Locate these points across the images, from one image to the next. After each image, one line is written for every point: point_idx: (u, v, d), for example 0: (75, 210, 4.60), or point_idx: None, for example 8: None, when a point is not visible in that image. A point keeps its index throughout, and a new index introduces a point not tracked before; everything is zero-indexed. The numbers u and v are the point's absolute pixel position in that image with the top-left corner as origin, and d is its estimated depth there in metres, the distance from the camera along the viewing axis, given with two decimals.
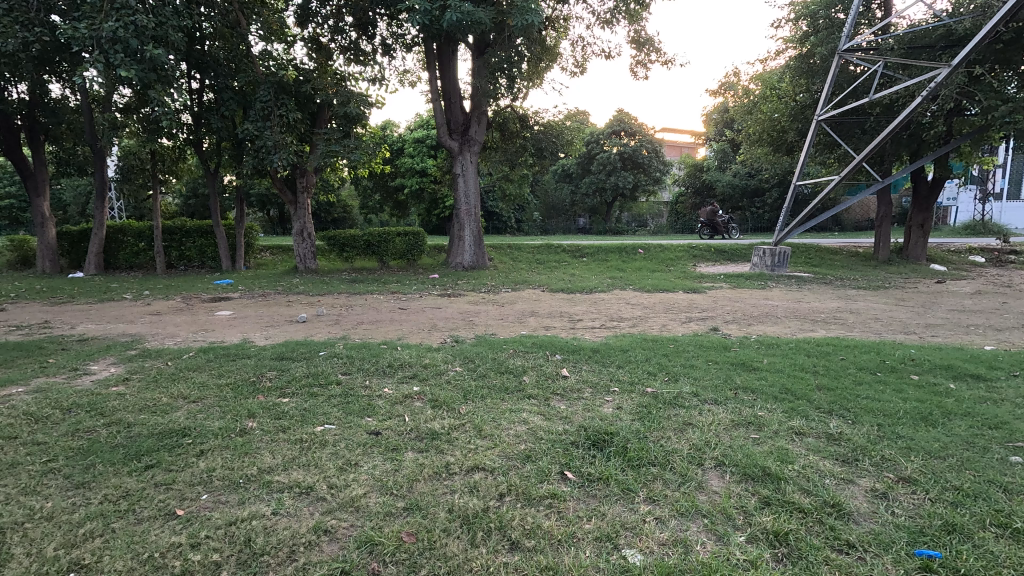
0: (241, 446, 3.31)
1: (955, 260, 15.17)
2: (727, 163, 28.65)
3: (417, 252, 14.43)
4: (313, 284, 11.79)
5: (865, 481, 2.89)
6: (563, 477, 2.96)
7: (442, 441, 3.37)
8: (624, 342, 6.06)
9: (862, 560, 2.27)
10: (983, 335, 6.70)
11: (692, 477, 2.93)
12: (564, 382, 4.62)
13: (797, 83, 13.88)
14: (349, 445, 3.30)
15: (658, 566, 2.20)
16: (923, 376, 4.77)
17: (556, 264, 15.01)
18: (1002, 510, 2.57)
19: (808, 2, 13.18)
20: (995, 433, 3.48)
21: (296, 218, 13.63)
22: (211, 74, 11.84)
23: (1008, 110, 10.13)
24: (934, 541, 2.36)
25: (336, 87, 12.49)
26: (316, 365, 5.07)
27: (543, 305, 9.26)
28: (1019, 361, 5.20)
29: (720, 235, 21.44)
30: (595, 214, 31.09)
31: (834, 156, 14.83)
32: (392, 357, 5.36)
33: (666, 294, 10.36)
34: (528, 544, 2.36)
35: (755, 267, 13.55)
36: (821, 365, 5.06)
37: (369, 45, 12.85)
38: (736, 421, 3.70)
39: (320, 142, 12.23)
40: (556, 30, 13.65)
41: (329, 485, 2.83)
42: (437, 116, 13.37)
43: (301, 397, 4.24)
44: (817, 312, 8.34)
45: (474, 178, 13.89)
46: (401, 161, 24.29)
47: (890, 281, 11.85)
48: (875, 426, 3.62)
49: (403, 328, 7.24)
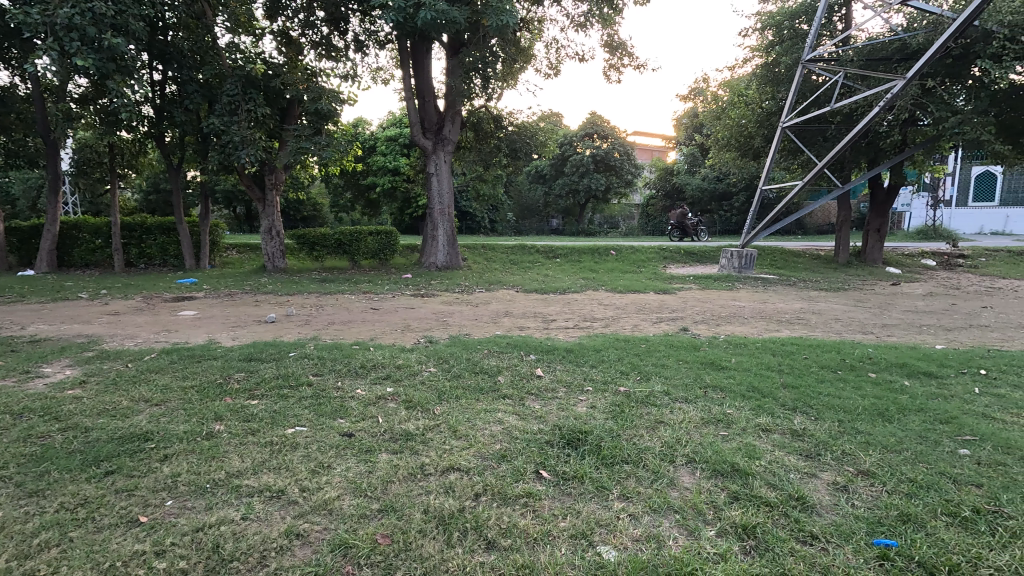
0: (208, 450, 3.21)
1: (909, 263, 15.90)
2: (696, 167, 29.33)
3: (390, 252, 14.26)
4: (282, 283, 11.53)
5: (827, 474, 3.01)
6: (538, 476, 2.98)
7: (416, 442, 3.35)
8: (597, 341, 6.15)
9: (825, 550, 2.36)
10: (934, 335, 7.06)
11: (664, 474, 2.99)
12: (539, 382, 4.65)
13: (764, 91, 14.32)
14: (321, 447, 3.25)
15: (632, 562, 2.24)
16: (880, 374, 5.00)
17: (530, 265, 15.09)
18: (951, 500, 2.72)
19: (773, 13, 13.63)
20: (945, 427, 3.67)
21: (264, 216, 13.29)
22: (174, 66, 11.45)
23: (957, 121, 10.66)
24: (891, 531, 2.48)
25: (307, 83, 12.22)
26: (286, 366, 4.97)
27: (517, 305, 9.31)
28: (968, 360, 5.50)
29: (689, 237, 21.91)
30: (568, 215, 31.34)
31: (798, 162, 15.37)
32: (365, 357, 5.30)
33: (638, 295, 10.56)
34: (504, 543, 2.37)
35: (723, 269, 13.93)
36: (785, 364, 5.23)
37: (341, 41, 12.63)
38: (706, 419, 3.79)
39: (290, 139, 11.95)
40: (531, 32, 13.65)
41: (300, 488, 2.78)
42: (410, 115, 13.25)
43: (271, 398, 4.15)
44: (782, 312, 8.64)
45: (447, 177, 13.82)
46: (373, 159, 24.01)
47: (849, 283, 12.33)
48: (835, 421, 3.77)
49: (376, 328, 7.18)
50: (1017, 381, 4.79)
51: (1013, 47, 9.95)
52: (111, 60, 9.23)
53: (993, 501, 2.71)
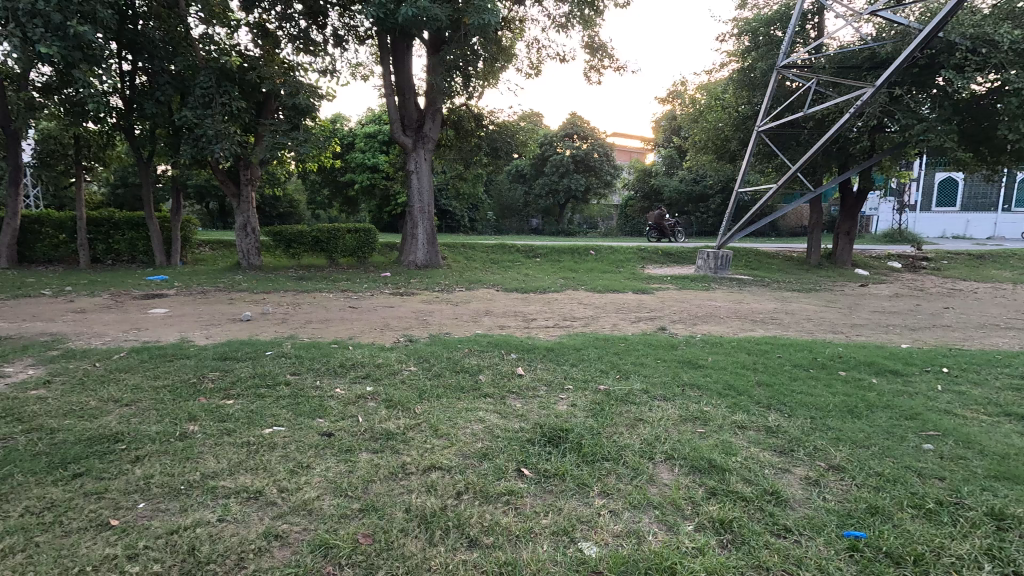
0: (182, 451, 3.13)
1: (876, 265, 16.44)
2: (674, 168, 29.74)
3: (369, 250, 14.10)
4: (258, 281, 11.30)
5: (800, 469, 3.10)
6: (519, 474, 3.00)
7: (397, 441, 3.33)
8: (577, 340, 6.18)
9: (798, 542, 2.43)
10: (900, 334, 7.32)
11: (643, 470, 3.03)
12: (520, 380, 4.67)
13: (740, 95, 14.61)
14: (300, 447, 3.21)
15: (613, 557, 2.27)
16: (850, 371, 5.17)
17: (510, 264, 15.11)
18: (916, 493, 2.83)
19: (749, 19, 13.91)
20: (910, 423, 3.82)
21: (239, 212, 13.02)
22: (145, 56, 11.10)
23: (923, 129, 11.05)
24: (861, 523, 2.57)
25: (283, 77, 11.98)
26: (263, 365, 4.87)
27: (497, 304, 9.29)
28: (931, 358, 5.73)
29: (667, 238, 22.20)
30: (548, 215, 31.43)
31: (772, 165, 15.73)
32: (344, 356, 5.22)
33: (617, 295, 10.67)
34: (486, 540, 2.38)
35: (699, 269, 14.17)
36: (760, 362, 5.35)
37: (319, 35, 12.43)
38: (683, 417, 3.86)
39: (267, 134, 11.70)
40: (511, 31, 13.65)
41: (279, 489, 2.73)
42: (390, 112, 13.11)
43: (248, 398, 4.07)
44: (756, 312, 8.84)
45: (428, 175, 13.73)
46: (352, 155, 23.69)
47: (820, 284, 12.68)
48: (808, 418, 3.89)
49: (355, 327, 7.09)
50: (977, 379, 5.00)
51: (975, 59, 10.36)
52: (78, 49, 8.92)
53: (955, 494, 2.82)
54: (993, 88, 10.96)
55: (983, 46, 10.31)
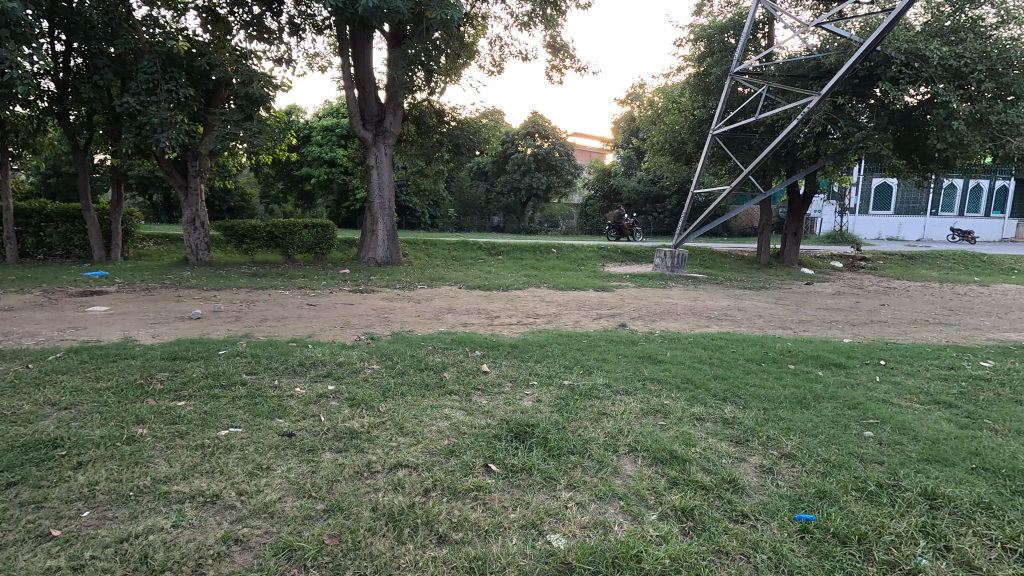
0: (130, 456, 2.97)
1: (820, 265, 17.35)
2: (632, 169, 30.40)
3: (327, 246, 13.71)
4: (208, 277, 10.80)
5: (755, 458, 3.25)
6: (487, 469, 3.01)
7: (361, 440, 3.27)
8: (540, 337, 6.24)
9: (754, 527, 2.55)
10: (842, 329, 7.77)
11: (608, 463, 3.10)
12: (485, 377, 4.67)
13: (696, 99, 15.08)
14: (259, 449, 3.10)
15: (581, 548, 2.31)
16: (798, 365, 5.46)
17: (472, 261, 15.05)
18: (860, 477, 3.02)
19: (704, 25, 14.39)
20: (853, 412, 4.07)
21: (187, 205, 12.41)
22: (80, 36, 10.39)
23: (862, 136, 11.74)
24: (810, 506, 2.72)
25: (236, 64, 11.47)
26: (216, 365, 4.67)
27: (460, 302, 9.26)
28: (871, 351, 6.11)
29: (626, 237, 22.67)
30: (509, 213, 31.49)
31: (725, 168, 16.35)
32: (303, 355, 5.07)
33: (578, 292, 10.84)
34: (456, 537, 2.37)
35: (657, 268, 14.54)
36: (715, 357, 5.58)
37: (274, 22, 11.96)
38: (646, 410, 3.97)
39: (217, 124, 11.18)
40: (474, 27, 13.54)
41: (238, 492, 2.63)
42: (350, 105, 12.79)
43: (200, 399, 3.89)
44: (711, 309, 9.19)
45: (388, 171, 13.48)
46: (308, 149, 23.00)
47: (770, 282, 13.26)
48: (761, 409, 4.08)
49: (313, 325, 6.89)
50: (909, 370, 5.39)
51: (909, 72, 11.10)
52: (4, 25, 8.28)
53: (893, 476, 3.03)
54: (923, 100, 11.79)
55: (915, 60, 11.05)
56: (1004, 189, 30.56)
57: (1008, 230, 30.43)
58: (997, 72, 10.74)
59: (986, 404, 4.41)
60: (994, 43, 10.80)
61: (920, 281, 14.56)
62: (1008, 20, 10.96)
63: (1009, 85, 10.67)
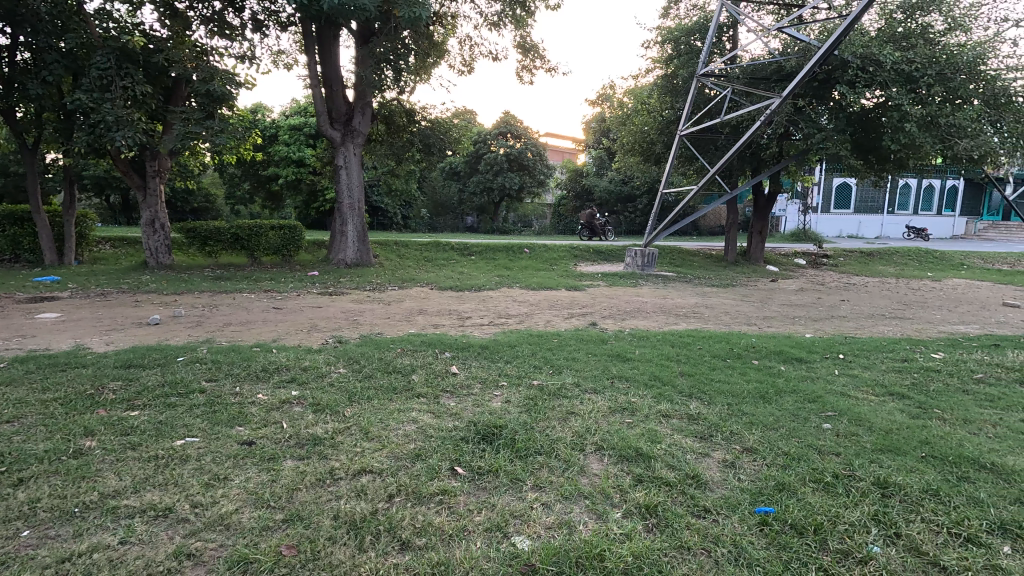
0: (77, 470, 2.83)
1: (785, 262, 17.85)
2: (604, 169, 30.71)
3: (294, 248, 13.39)
4: (169, 281, 10.45)
5: (718, 453, 3.32)
6: (453, 472, 2.97)
7: (325, 446, 3.20)
8: (511, 337, 6.22)
9: (716, 522, 2.59)
10: (804, 324, 8.02)
11: (575, 462, 3.11)
12: (454, 379, 4.63)
13: (664, 100, 15.34)
14: (216, 458, 3.00)
15: (545, 549, 2.31)
16: (762, 360, 5.61)
17: (444, 262, 14.92)
18: (818, 469, 3.10)
19: (671, 28, 14.65)
20: (812, 405, 4.19)
21: (145, 206, 11.98)
22: (27, 30, 9.88)
23: (822, 138, 12.16)
24: (770, 499, 2.78)
25: (196, 61, 11.10)
26: (174, 372, 4.51)
27: (431, 302, 9.20)
28: (830, 345, 6.32)
29: (598, 236, 22.87)
30: (482, 213, 31.36)
31: (693, 168, 16.68)
32: (266, 360, 4.94)
33: (550, 292, 10.87)
34: (418, 542, 2.34)
35: (628, 267, 14.72)
36: (682, 354, 5.66)
37: (236, 18, 11.63)
38: (613, 408, 4.00)
39: (177, 122, 10.76)
40: (443, 27, 13.44)
41: (193, 504, 2.54)
42: (316, 104, 12.52)
43: (155, 409, 3.74)
44: (680, 307, 9.35)
45: (357, 171, 13.26)
46: (275, 149, 22.48)
47: (737, 280, 13.58)
48: (725, 404, 4.16)
49: (279, 329, 6.73)
50: (866, 363, 5.60)
51: (864, 76, 11.51)
52: None
53: (848, 467, 3.13)
54: (878, 103, 12.26)
55: (870, 65, 11.48)
56: (954, 189, 32.16)
57: (958, 227, 31.93)
58: (946, 76, 11.25)
59: (935, 393, 4.61)
60: (943, 49, 11.32)
61: (878, 277, 15.14)
62: (955, 28, 11.50)
63: (957, 89, 11.20)
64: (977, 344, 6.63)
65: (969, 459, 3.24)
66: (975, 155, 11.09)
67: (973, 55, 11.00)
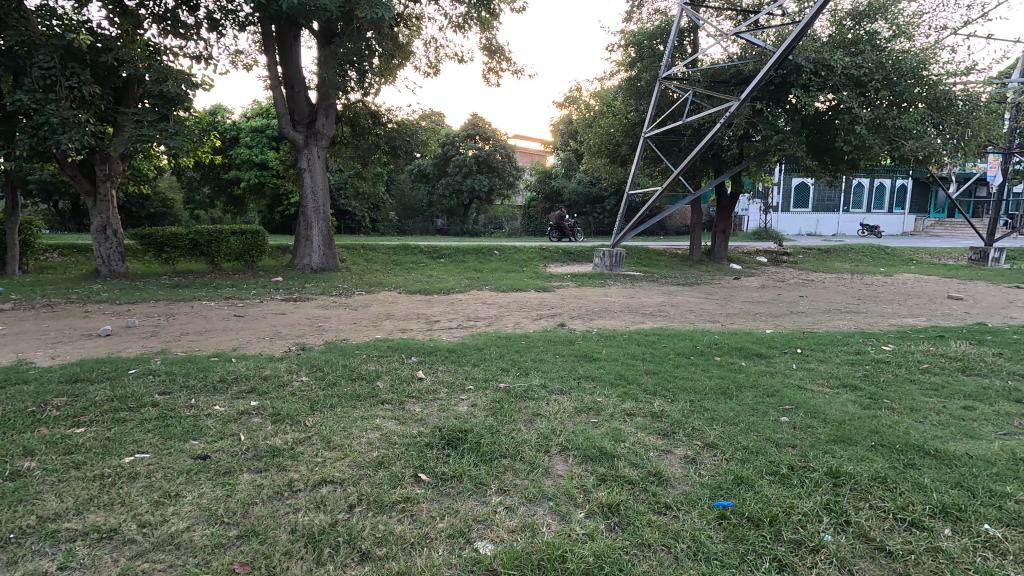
0: (12, 493, 2.67)
1: (747, 260, 18.37)
2: (572, 170, 31.00)
3: (257, 253, 13.02)
4: (122, 290, 10.00)
5: (680, 449, 3.38)
6: (416, 479, 2.93)
7: (284, 457, 3.12)
8: (479, 340, 6.19)
9: (676, 518, 2.63)
10: (765, 321, 8.26)
11: (540, 463, 3.12)
12: (419, 384, 4.57)
13: (629, 102, 15.58)
14: (168, 475, 2.87)
15: (507, 553, 2.30)
16: (724, 356, 5.75)
17: (413, 265, 14.78)
18: (774, 461, 3.20)
19: (634, 32, 14.91)
20: (772, 399, 4.32)
21: (95, 212, 11.47)
22: None
23: (779, 140, 12.57)
24: (728, 493, 2.85)
25: (148, 61, 10.65)
26: (124, 386, 4.30)
27: (399, 307, 9.09)
28: (789, 340, 6.54)
29: (567, 238, 23.06)
30: (452, 215, 31.16)
31: (658, 169, 17.00)
32: (225, 370, 4.78)
33: (520, 293, 10.90)
34: (379, 552, 2.30)
35: (596, 267, 14.89)
36: (648, 352, 5.76)
37: (190, 17, 11.24)
38: (578, 408, 4.04)
39: (128, 123, 10.28)
40: (408, 28, 13.33)
41: (140, 524, 2.43)
42: (278, 105, 12.23)
43: (103, 425, 3.56)
44: (647, 306, 9.51)
45: (322, 173, 13.01)
46: (236, 151, 21.86)
47: (701, 278, 13.92)
48: (688, 401, 4.25)
49: (239, 337, 6.51)
50: (822, 357, 5.80)
51: (817, 80, 11.95)
52: None
53: (803, 458, 3.24)
54: (831, 106, 12.76)
55: (822, 69, 11.93)
56: (903, 188, 33.75)
57: (908, 224, 33.55)
58: (892, 81, 11.81)
59: (885, 384, 4.83)
60: (888, 55, 11.87)
61: (835, 273, 15.74)
62: (899, 34, 12.08)
63: (902, 93, 11.75)
64: (925, 336, 6.95)
65: (914, 447, 3.40)
66: (920, 156, 11.71)
67: (916, 61, 11.56)
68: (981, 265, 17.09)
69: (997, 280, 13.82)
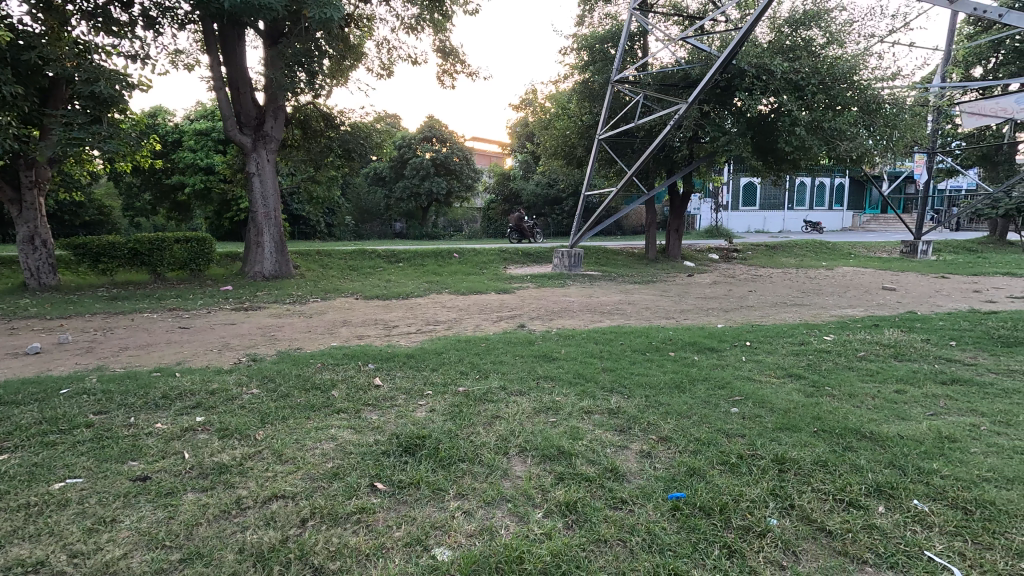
0: None
1: (700, 257, 19.00)
2: (530, 172, 31.22)
3: (204, 262, 12.45)
4: (55, 303, 9.37)
5: (636, 445, 3.44)
6: (372, 489, 2.87)
7: (232, 474, 2.99)
8: (438, 345, 6.13)
9: (632, 512, 2.69)
10: (717, 316, 8.57)
11: (498, 466, 3.12)
12: (377, 392, 4.48)
13: (583, 105, 15.83)
14: (103, 499, 2.71)
15: (464, 558, 2.29)
16: (678, 351, 5.92)
17: (370, 270, 14.51)
18: (725, 451, 3.31)
19: (586, 35, 15.15)
20: (724, 391, 4.48)
21: (21, 221, 10.69)
22: None
23: (726, 140, 13.04)
24: (681, 484, 2.93)
25: (76, 60, 9.99)
26: (54, 408, 4.02)
27: (356, 313, 8.89)
28: (738, 334, 6.82)
29: (527, 239, 23.20)
30: (411, 218, 30.74)
31: (613, 170, 17.34)
32: (168, 385, 4.54)
33: (480, 296, 10.86)
34: (332, 566, 2.24)
35: (555, 268, 15.05)
36: (605, 350, 5.87)
37: (124, 14, 10.63)
38: (537, 408, 4.06)
39: (56, 126, 9.61)
40: (359, 29, 13.10)
41: (71, 554, 2.28)
42: (222, 107, 11.75)
43: (29, 450, 3.32)
44: (605, 304, 9.68)
45: (272, 177, 12.58)
46: (179, 155, 20.82)
47: (657, 276, 14.29)
48: (644, 397, 4.34)
49: (184, 351, 6.20)
50: (770, 348, 6.07)
51: (759, 84, 12.50)
52: None
53: (751, 447, 3.37)
54: (773, 109, 13.35)
55: (764, 74, 12.48)
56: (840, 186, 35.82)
57: (846, 220, 35.62)
58: (827, 85, 12.47)
59: (826, 372, 5.10)
60: (823, 60, 12.54)
61: (781, 268, 16.50)
62: (832, 41, 12.78)
63: (836, 97, 12.42)
64: (861, 325, 7.40)
65: (853, 431, 3.60)
66: (854, 155, 12.48)
67: (847, 66, 12.28)
68: (911, 257, 18.33)
69: (926, 271, 14.84)
